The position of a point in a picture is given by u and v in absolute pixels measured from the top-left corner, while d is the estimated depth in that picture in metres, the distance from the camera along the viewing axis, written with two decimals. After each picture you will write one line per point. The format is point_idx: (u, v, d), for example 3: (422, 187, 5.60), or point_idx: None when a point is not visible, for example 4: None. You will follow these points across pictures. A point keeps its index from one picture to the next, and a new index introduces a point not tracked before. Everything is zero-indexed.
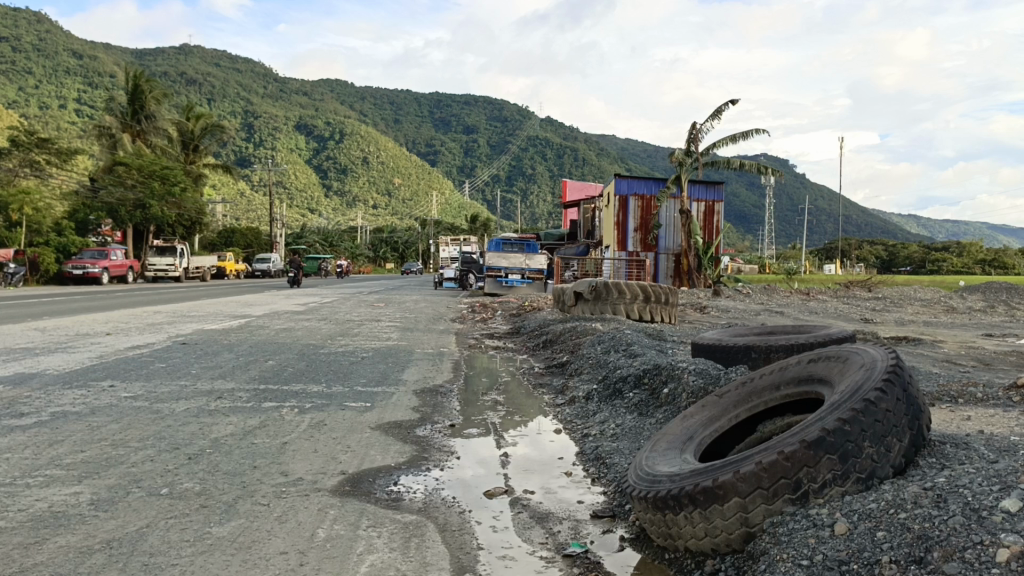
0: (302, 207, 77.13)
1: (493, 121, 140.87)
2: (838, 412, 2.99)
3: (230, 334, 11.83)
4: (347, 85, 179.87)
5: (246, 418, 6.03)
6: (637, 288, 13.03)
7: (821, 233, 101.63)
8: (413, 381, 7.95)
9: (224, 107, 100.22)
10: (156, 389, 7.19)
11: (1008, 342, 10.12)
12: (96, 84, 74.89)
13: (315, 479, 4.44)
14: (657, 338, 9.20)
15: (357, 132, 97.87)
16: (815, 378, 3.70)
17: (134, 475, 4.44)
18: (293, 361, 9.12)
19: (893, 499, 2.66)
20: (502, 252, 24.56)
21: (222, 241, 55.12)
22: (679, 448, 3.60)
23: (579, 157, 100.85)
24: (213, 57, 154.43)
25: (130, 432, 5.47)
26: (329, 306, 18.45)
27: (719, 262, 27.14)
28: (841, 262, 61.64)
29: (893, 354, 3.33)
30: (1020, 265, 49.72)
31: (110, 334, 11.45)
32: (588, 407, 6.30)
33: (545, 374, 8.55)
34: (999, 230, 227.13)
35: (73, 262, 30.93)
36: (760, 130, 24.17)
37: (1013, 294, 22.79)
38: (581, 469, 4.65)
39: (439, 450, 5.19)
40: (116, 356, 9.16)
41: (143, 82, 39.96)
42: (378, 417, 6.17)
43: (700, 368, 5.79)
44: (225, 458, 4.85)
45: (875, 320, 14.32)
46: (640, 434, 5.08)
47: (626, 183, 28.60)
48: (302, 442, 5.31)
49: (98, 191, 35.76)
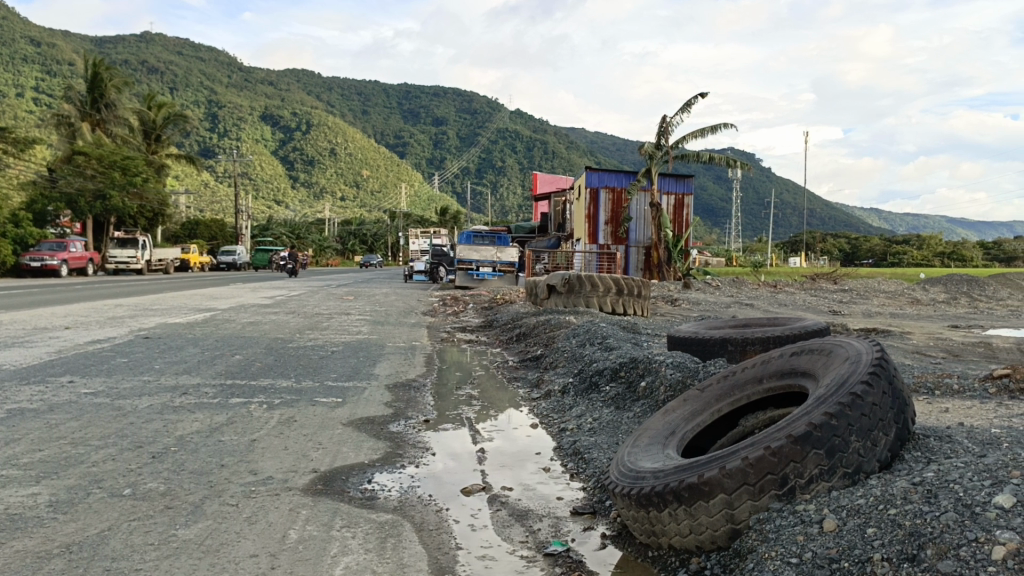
0: (269, 198, 76.26)
1: (462, 113, 140.37)
2: (825, 406, 2.93)
3: (196, 328, 11.58)
4: (313, 76, 177.92)
5: (213, 415, 5.87)
6: (609, 280, 12.99)
7: (785, 226, 102.87)
8: (385, 376, 7.82)
9: (188, 96, 98.54)
10: (117, 385, 6.99)
11: (974, 333, 10.27)
12: (54, 73, 73.27)
13: (286, 478, 4.31)
14: (631, 331, 9.17)
15: (324, 123, 97.12)
16: (798, 372, 3.65)
17: (95, 475, 4.28)
18: (260, 355, 8.95)
19: (882, 494, 2.60)
20: (472, 244, 24.44)
21: (185, 233, 54.31)
22: (661, 444, 3.54)
23: (547, 151, 101.03)
24: (176, 45, 151.76)
25: (90, 430, 5.28)
26: (297, 298, 18.19)
27: (688, 254, 27.27)
28: (806, 254, 62.48)
29: (877, 346, 3.29)
30: (979, 258, 50.69)
31: (69, 328, 11.15)
32: (564, 401, 6.23)
33: (520, 368, 8.48)
34: (957, 223, 231.78)
35: (31, 254, 30.25)
36: (728, 124, 24.34)
37: (974, 286, 23.22)
38: (559, 464, 4.58)
39: (414, 445, 5.09)
40: (76, 351, 8.91)
41: (102, 70, 39.21)
42: (350, 413, 6.03)
43: (677, 361, 5.75)
44: (191, 456, 4.70)
45: (843, 312, 14.49)
46: (618, 428, 5.03)
47: (596, 175, 28.65)
48: (272, 439, 5.16)
49: (57, 181, 34.93)
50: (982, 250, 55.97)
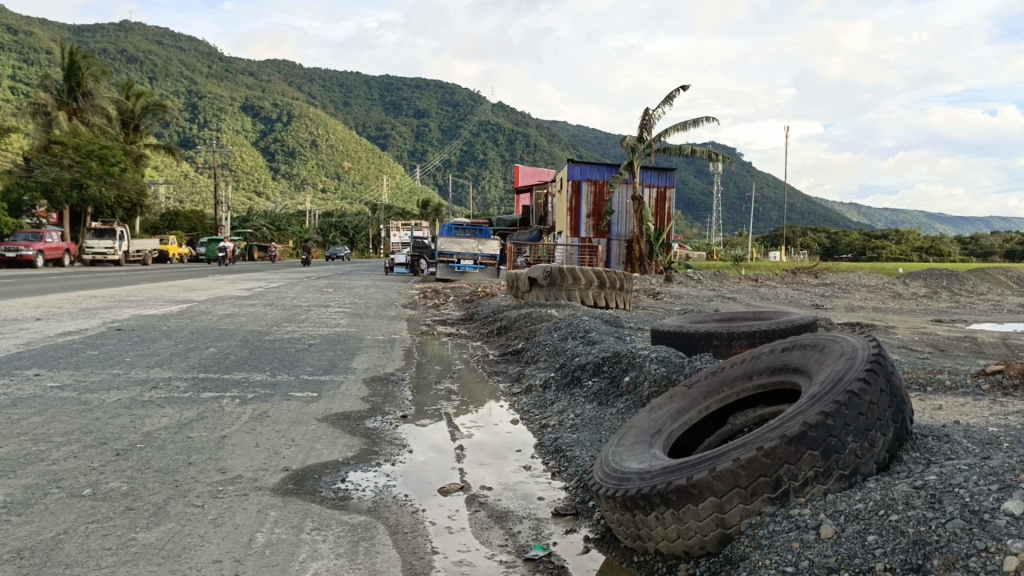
0: (249, 189, 75.50)
1: (443, 105, 139.78)
2: (821, 403, 2.79)
3: (171, 320, 11.33)
4: (294, 64, 176.31)
5: (182, 410, 5.66)
6: (592, 273, 12.83)
7: (766, 220, 103.54)
8: (362, 370, 7.61)
9: (167, 86, 97.31)
10: (85, 378, 6.76)
11: (959, 328, 10.22)
12: (31, 61, 72.16)
13: (256, 477, 4.12)
14: (614, 325, 9.03)
15: (305, 115, 96.44)
16: (789, 368, 3.51)
17: (54, 474, 4.07)
18: (236, 348, 8.73)
19: (883, 498, 2.47)
20: (454, 237, 24.28)
21: (165, 224, 53.76)
22: (646, 443, 3.38)
23: (529, 144, 101.06)
24: (155, 34, 149.79)
25: (53, 426, 5.07)
26: (276, 291, 17.90)
27: (670, 248, 27.25)
28: (786, 249, 62.83)
29: (872, 342, 3.15)
30: (956, 253, 51.17)
31: (40, 320, 10.89)
32: (545, 397, 6.07)
33: (500, 362, 8.32)
34: (936, 219, 234.34)
35: (5, 244, 29.74)
36: (710, 117, 24.32)
37: (954, 280, 23.34)
38: (541, 463, 4.41)
39: (390, 442, 4.90)
40: (45, 343, 8.65)
41: (79, 58, 38.67)
42: (325, 408, 5.84)
43: (661, 355, 5.60)
44: (157, 454, 4.50)
45: (826, 305, 14.48)
46: (601, 424, 4.89)
47: (579, 168, 28.53)
48: (243, 435, 4.97)
49: (32, 170, 34.45)
50: (959, 245, 56.56)
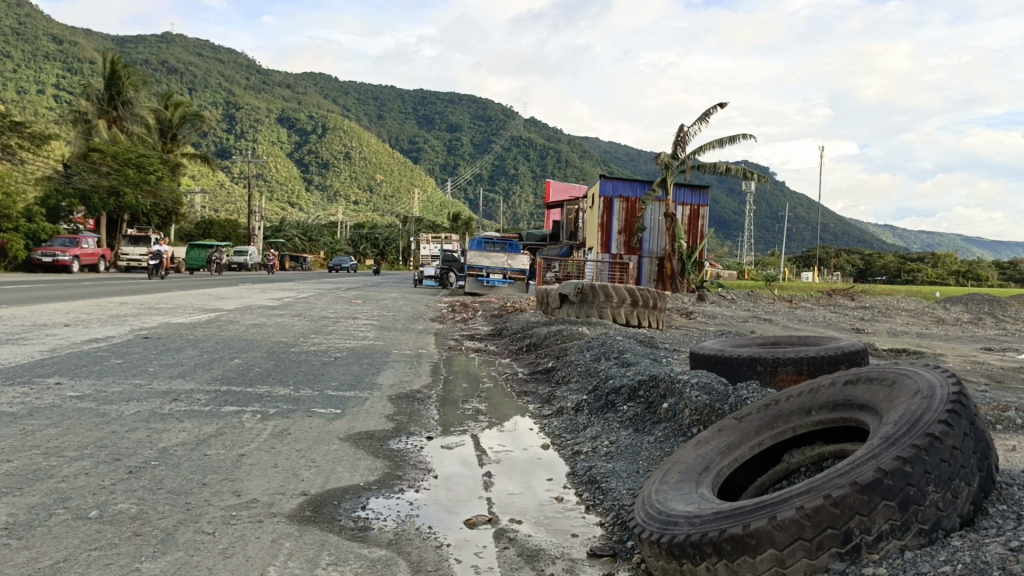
0: (283, 200, 76.15)
1: (477, 120, 140.31)
2: (895, 449, 2.49)
3: (198, 329, 11.18)
4: (331, 79, 178.52)
5: (201, 425, 5.45)
6: (624, 291, 12.54)
7: (798, 240, 102.45)
8: (388, 386, 7.34)
9: (206, 97, 98.71)
10: (106, 389, 6.57)
11: (1010, 357, 9.75)
12: (75, 70, 73.53)
13: (272, 501, 3.89)
14: (648, 346, 8.69)
15: (340, 126, 97.29)
16: (854, 404, 3.19)
17: (62, 492, 3.86)
18: (261, 360, 8.55)
19: (974, 561, 2.19)
20: (483, 251, 24.09)
21: (199, 232, 54.25)
22: (693, 482, 3.09)
23: (561, 160, 101.10)
24: (196, 46, 152.10)
25: (67, 439, 4.86)
26: (305, 301, 17.75)
27: (702, 266, 26.88)
28: (819, 270, 61.96)
29: (951, 378, 2.84)
30: (994, 278, 50.12)
31: (68, 325, 10.82)
32: (577, 420, 5.78)
33: (530, 381, 8.02)
34: (973, 242, 230.75)
35: (42, 249, 30.20)
36: (747, 135, 23.95)
37: (996, 306, 22.68)
38: (574, 494, 4.12)
39: (414, 466, 4.65)
40: (70, 350, 8.53)
41: (120, 67, 39.22)
42: (347, 427, 5.59)
43: (703, 380, 5.28)
44: (171, 472, 4.28)
45: (867, 329, 14.04)
46: (638, 454, 4.61)
47: (611, 184, 28.28)
48: (262, 454, 4.74)
49: (71, 176, 34.97)
50: (997, 269, 55.54)
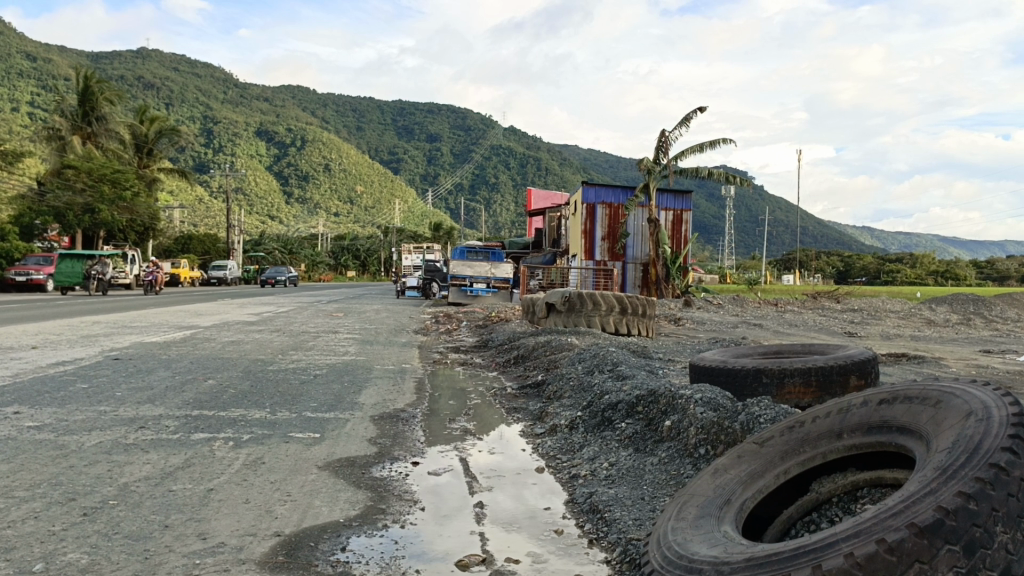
0: (262, 213, 75.38)
1: (457, 129, 140.32)
2: (958, 482, 2.16)
3: (172, 348, 10.66)
4: (309, 92, 178.49)
5: (168, 455, 5.05)
6: (612, 298, 12.20)
7: (778, 244, 102.96)
8: (371, 405, 6.95)
9: (183, 111, 97.85)
10: (69, 417, 6.13)
11: (1011, 360, 9.50)
12: (49, 87, 72.45)
13: (241, 545, 3.49)
14: (641, 356, 8.32)
15: (319, 139, 96.78)
16: (891, 426, 2.87)
17: (8, 542, 3.46)
18: (236, 380, 8.14)
19: None
20: (466, 259, 23.68)
21: (177, 248, 53.54)
22: (714, 518, 2.78)
23: (541, 167, 100.97)
24: (172, 61, 151.04)
25: (20, 477, 4.44)
26: (285, 316, 17.16)
27: (687, 272, 26.72)
28: (799, 272, 61.94)
29: (1006, 399, 2.53)
30: (972, 277, 50.41)
31: (33, 349, 10.24)
32: (573, 439, 5.42)
33: (519, 396, 7.63)
34: (951, 242, 232.69)
35: (16, 268, 29.57)
36: (727, 139, 23.73)
37: (982, 306, 22.52)
38: (576, 526, 3.73)
39: (399, 496, 4.25)
40: (33, 375, 8.05)
41: (93, 82, 38.61)
42: (327, 453, 5.22)
43: (707, 395, 4.93)
44: (131, 514, 3.87)
45: (859, 334, 13.76)
46: (642, 478, 4.28)
47: (593, 191, 28.11)
48: (232, 489, 4.35)
49: (45, 195, 34.12)
50: (976, 267, 55.93)
